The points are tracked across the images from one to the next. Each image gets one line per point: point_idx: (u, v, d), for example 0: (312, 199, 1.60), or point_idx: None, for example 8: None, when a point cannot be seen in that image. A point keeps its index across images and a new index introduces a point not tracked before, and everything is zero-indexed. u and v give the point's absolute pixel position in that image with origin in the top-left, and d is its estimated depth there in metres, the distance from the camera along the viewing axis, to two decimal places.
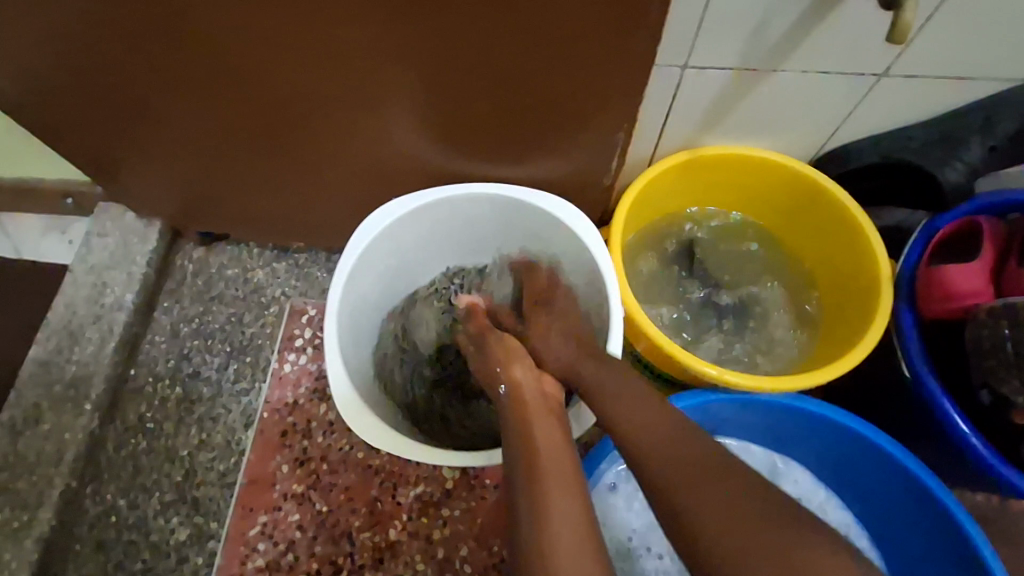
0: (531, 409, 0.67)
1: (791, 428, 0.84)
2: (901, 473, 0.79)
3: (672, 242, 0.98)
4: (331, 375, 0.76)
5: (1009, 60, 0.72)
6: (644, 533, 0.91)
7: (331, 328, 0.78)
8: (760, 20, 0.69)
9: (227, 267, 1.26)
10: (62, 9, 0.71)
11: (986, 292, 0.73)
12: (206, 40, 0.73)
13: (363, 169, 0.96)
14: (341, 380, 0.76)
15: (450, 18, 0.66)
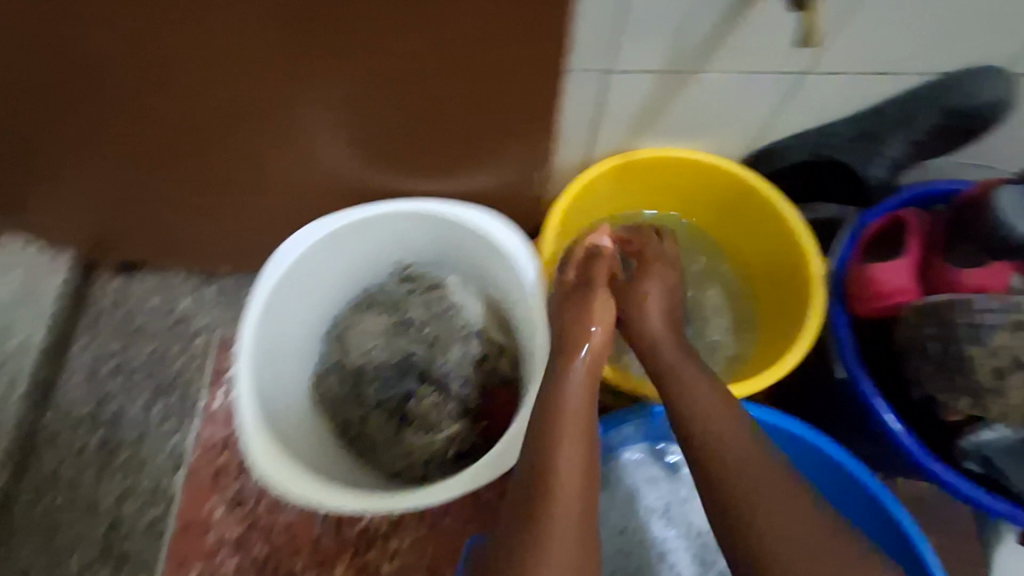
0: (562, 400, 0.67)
1: None
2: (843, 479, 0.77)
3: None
4: (242, 417, 0.71)
5: (935, 55, 0.70)
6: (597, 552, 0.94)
7: (243, 371, 0.73)
8: (679, 22, 0.64)
9: (148, 297, 1.17)
10: None
11: (912, 290, 0.73)
12: (82, 58, 0.66)
13: (282, 189, 0.89)
14: (254, 422, 0.71)
15: (348, 26, 0.60)
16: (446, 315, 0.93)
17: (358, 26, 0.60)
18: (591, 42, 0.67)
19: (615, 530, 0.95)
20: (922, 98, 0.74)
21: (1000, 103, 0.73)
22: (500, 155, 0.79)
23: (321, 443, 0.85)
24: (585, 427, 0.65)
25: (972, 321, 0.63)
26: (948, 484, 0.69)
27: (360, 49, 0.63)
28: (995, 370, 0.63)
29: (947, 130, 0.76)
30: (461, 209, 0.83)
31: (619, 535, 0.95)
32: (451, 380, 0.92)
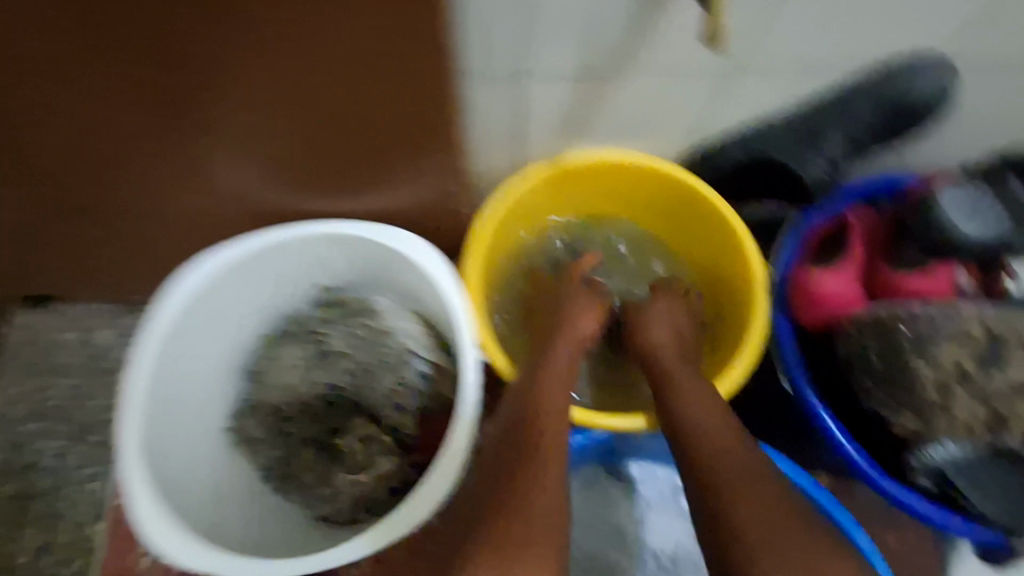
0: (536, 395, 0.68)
1: None
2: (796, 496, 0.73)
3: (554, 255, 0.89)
4: (126, 474, 0.65)
5: (875, 46, 0.64)
6: None
7: (129, 434, 0.67)
8: (586, 21, 0.59)
9: (63, 331, 1.08)
10: None
11: (855, 299, 0.69)
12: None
13: (182, 217, 0.81)
14: (139, 479, 0.65)
15: (202, 60, 0.53)
16: (374, 342, 0.84)
17: (210, 56, 0.52)
18: (482, 41, 0.61)
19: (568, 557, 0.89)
20: (861, 92, 0.69)
21: (942, 95, 0.68)
22: (414, 172, 0.70)
23: (234, 491, 0.79)
24: (552, 439, 0.63)
25: (916, 334, 0.62)
26: (900, 502, 0.65)
27: (214, 71, 0.54)
28: (939, 384, 0.62)
29: (883, 127, 0.73)
30: (375, 231, 0.76)
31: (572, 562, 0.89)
32: (385, 411, 0.84)
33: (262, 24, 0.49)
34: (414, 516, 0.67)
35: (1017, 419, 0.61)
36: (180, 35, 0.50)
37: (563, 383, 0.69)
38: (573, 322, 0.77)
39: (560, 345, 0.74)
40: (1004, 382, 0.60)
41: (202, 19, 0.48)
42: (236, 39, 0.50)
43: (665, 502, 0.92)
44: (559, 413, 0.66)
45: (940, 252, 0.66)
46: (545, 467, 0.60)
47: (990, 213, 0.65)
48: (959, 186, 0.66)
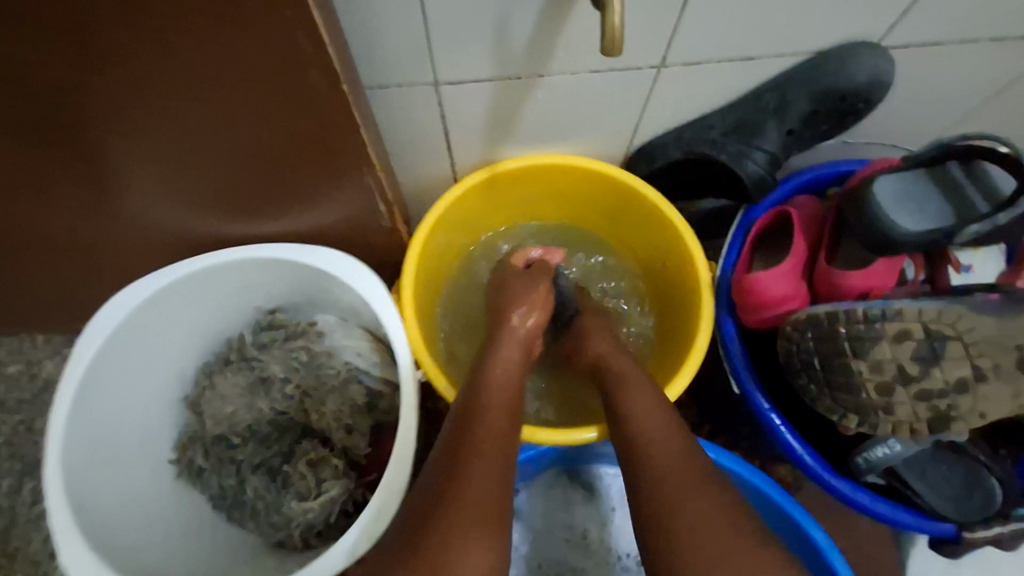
0: (478, 412, 0.60)
1: None
2: (752, 495, 0.72)
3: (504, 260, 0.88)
4: (51, 516, 0.63)
5: (798, 36, 0.61)
6: None
7: (52, 479, 0.65)
8: (493, 25, 0.56)
9: (5, 365, 1.05)
10: None
11: (800, 296, 0.67)
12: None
13: (103, 248, 0.77)
14: (65, 521, 0.63)
15: (78, 90, 0.50)
16: (314, 364, 0.81)
17: (85, 85, 0.49)
18: (386, 52, 0.59)
19: (532, 564, 0.88)
20: (793, 82, 0.67)
21: (880, 80, 0.65)
22: (333, 192, 0.67)
23: (178, 524, 0.76)
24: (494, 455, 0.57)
25: (854, 334, 0.56)
26: (852, 499, 0.64)
27: (94, 101, 0.51)
28: (880, 387, 0.56)
29: (823, 115, 0.70)
30: (306, 251, 0.74)
31: (537, 569, 0.87)
32: (333, 432, 0.81)
33: (132, 50, 0.46)
34: (357, 548, 0.63)
35: (960, 416, 0.55)
36: (48, 66, 0.47)
37: (504, 391, 0.63)
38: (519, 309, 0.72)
39: (506, 344, 0.68)
40: (944, 380, 0.54)
41: (68, 48, 0.45)
42: (109, 67, 0.47)
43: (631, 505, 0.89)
44: (499, 426, 0.60)
45: (881, 245, 0.62)
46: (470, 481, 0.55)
47: (930, 205, 0.63)
48: (899, 178, 0.64)
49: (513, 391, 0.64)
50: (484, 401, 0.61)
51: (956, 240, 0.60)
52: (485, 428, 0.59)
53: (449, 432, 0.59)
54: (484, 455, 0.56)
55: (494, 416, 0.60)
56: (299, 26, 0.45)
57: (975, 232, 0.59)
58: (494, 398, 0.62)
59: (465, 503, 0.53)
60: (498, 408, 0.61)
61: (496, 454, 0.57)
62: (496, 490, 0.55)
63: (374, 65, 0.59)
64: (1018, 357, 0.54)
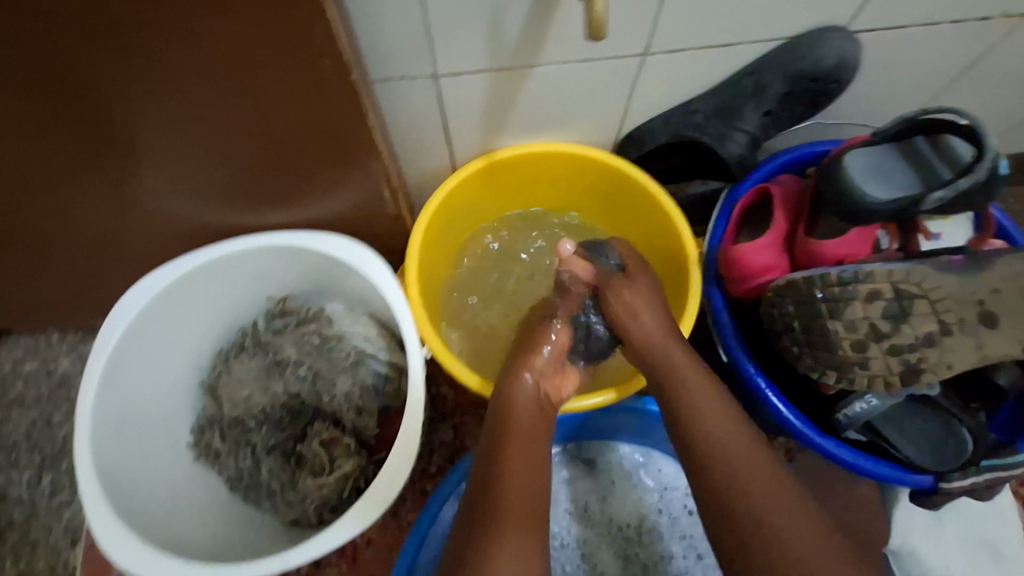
0: (503, 464, 0.61)
1: (628, 418, 0.89)
2: None
3: (503, 240, 0.94)
4: (82, 492, 0.67)
5: (769, 23, 0.66)
6: None
7: (82, 459, 0.69)
8: (487, 19, 0.61)
9: (22, 363, 1.09)
10: None
11: (781, 266, 0.71)
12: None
13: (121, 243, 0.82)
14: (96, 496, 0.67)
15: (109, 86, 0.54)
16: (326, 347, 0.86)
17: (116, 82, 0.53)
18: (388, 48, 0.63)
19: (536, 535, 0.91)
20: (768, 67, 0.72)
21: (847, 63, 0.70)
22: (343, 180, 0.72)
23: (197, 504, 0.80)
24: (531, 468, 0.62)
25: (830, 296, 0.60)
26: (835, 455, 0.68)
27: (124, 96, 0.55)
28: (855, 344, 0.60)
29: (797, 97, 0.75)
30: (313, 239, 0.78)
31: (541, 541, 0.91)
32: (344, 412, 0.85)
33: (161, 48, 0.50)
34: (369, 514, 0.67)
35: (929, 368, 0.59)
36: (84, 64, 0.51)
37: (529, 414, 0.66)
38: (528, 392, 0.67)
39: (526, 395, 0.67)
40: (914, 335, 0.59)
41: (103, 48, 0.50)
42: (139, 66, 0.52)
43: (629, 476, 0.94)
44: (522, 466, 0.61)
45: (852, 216, 0.67)
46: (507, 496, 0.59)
47: (897, 174, 0.68)
48: (868, 152, 0.68)
49: (535, 411, 0.67)
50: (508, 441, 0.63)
51: (922, 206, 0.64)
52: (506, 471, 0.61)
53: (478, 479, 0.62)
54: (506, 489, 0.59)
55: (521, 442, 0.63)
56: (315, 21, 0.50)
57: (939, 198, 0.63)
58: (520, 432, 0.64)
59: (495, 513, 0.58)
60: (524, 443, 0.63)
61: (513, 485, 0.60)
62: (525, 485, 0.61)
63: (377, 61, 0.64)
64: (980, 311, 0.59)
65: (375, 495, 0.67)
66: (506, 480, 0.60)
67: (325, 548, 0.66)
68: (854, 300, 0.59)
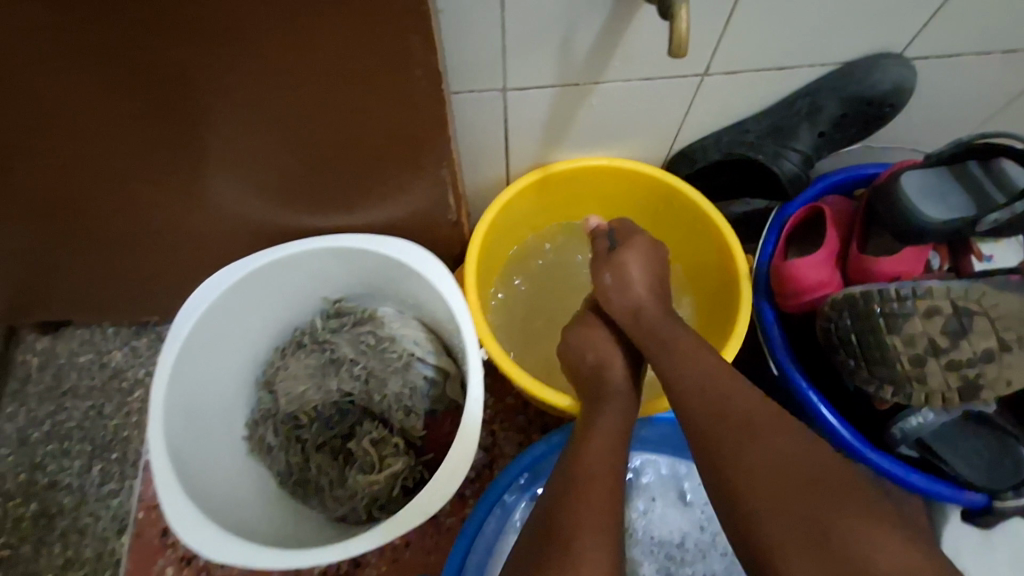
0: (583, 459, 0.62)
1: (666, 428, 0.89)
2: None
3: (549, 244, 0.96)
4: (155, 470, 0.69)
5: (826, 47, 0.69)
6: None
7: (154, 439, 0.71)
8: (562, 37, 0.64)
9: (78, 355, 1.13)
10: None
11: (833, 282, 0.73)
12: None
13: (190, 238, 0.85)
14: (168, 474, 0.69)
15: (213, 86, 0.58)
16: (379, 348, 0.88)
17: (222, 81, 0.57)
18: (466, 62, 0.67)
19: None
20: (822, 90, 0.74)
21: (902, 88, 0.73)
22: (410, 185, 0.75)
23: (250, 496, 0.81)
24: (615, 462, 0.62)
25: (888, 311, 0.61)
26: (888, 471, 0.68)
27: (221, 92, 0.59)
28: (913, 358, 0.61)
29: (851, 120, 0.77)
30: (379, 242, 0.81)
31: None
32: (393, 413, 0.87)
33: (269, 50, 0.54)
34: (431, 506, 0.68)
35: (988, 384, 0.60)
36: (194, 61, 0.55)
37: (615, 426, 0.66)
38: (606, 411, 0.68)
39: (605, 417, 0.67)
40: (972, 351, 0.60)
41: (217, 49, 0.54)
42: (246, 67, 0.56)
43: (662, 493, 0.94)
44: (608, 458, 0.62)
45: (905, 234, 0.69)
46: (566, 488, 0.60)
47: (952, 196, 0.69)
48: (922, 175, 0.70)
49: (621, 425, 0.67)
50: (591, 443, 0.64)
51: (978, 227, 0.66)
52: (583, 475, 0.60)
53: None
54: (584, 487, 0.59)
55: (597, 441, 0.64)
56: (414, 33, 0.54)
57: (995, 220, 0.66)
58: (608, 439, 0.64)
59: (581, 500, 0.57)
60: (605, 442, 0.64)
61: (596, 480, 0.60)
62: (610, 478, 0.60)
63: (452, 75, 0.68)
64: None
65: (440, 488, 0.68)
66: (589, 478, 0.60)
67: (385, 539, 0.67)
68: (914, 316, 0.61)
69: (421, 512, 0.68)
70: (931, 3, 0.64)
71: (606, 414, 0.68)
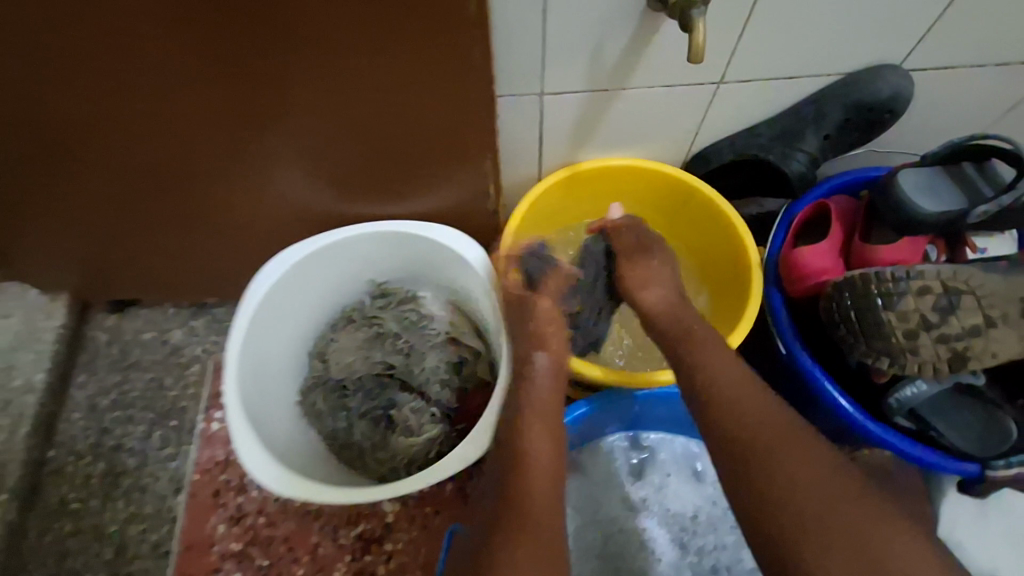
0: (520, 443, 0.72)
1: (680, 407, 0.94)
2: None
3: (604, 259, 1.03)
4: (231, 416, 0.78)
5: (829, 58, 0.78)
6: (594, 544, 0.97)
7: (230, 389, 0.80)
8: (597, 47, 0.74)
9: (142, 331, 1.24)
10: None
11: (836, 270, 0.80)
12: (51, 110, 0.72)
13: (256, 221, 0.96)
14: (242, 420, 0.78)
15: (301, 84, 0.68)
16: (419, 326, 0.99)
17: (308, 80, 0.68)
18: (514, 68, 0.77)
19: (610, 528, 0.98)
20: (827, 98, 0.83)
21: (900, 96, 0.81)
22: (456, 176, 0.85)
23: (302, 453, 0.90)
24: (553, 446, 0.72)
25: (884, 290, 0.69)
26: (886, 442, 0.75)
27: (306, 89, 0.69)
28: (906, 332, 0.68)
29: (854, 126, 0.85)
30: (425, 228, 0.91)
31: (614, 533, 0.97)
32: (431, 385, 0.96)
33: (352, 55, 0.65)
34: (470, 453, 0.76)
35: (975, 355, 0.67)
36: (288, 64, 0.65)
37: (540, 407, 0.75)
38: (539, 385, 0.77)
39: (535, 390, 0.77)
40: (961, 326, 0.67)
41: (309, 53, 0.64)
42: (330, 69, 0.66)
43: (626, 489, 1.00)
44: (544, 449, 0.72)
45: (903, 225, 0.76)
46: None
47: (949, 191, 0.76)
48: (921, 172, 0.77)
49: (546, 401, 0.77)
50: (525, 429, 0.73)
51: (969, 219, 0.74)
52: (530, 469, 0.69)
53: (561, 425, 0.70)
54: (530, 484, 0.68)
55: None
56: (475, 41, 0.64)
57: (985, 211, 0.73)
58: (537, 421, 0.74)
59: (531, 491, 0.67)
60: (540, 428, 0.73)
61: (542, 473, 0.69)
62: (550, 463, 0.71)
63: (498, 81, 0.77)
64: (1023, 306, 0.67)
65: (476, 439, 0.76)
66: (534, 470, 0.69)
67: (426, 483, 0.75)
68: (908, 295, 0.67)
69: (461, 459, 0.76)
70: (924, 21, 0.73)
71: (536, 389, 0.77)
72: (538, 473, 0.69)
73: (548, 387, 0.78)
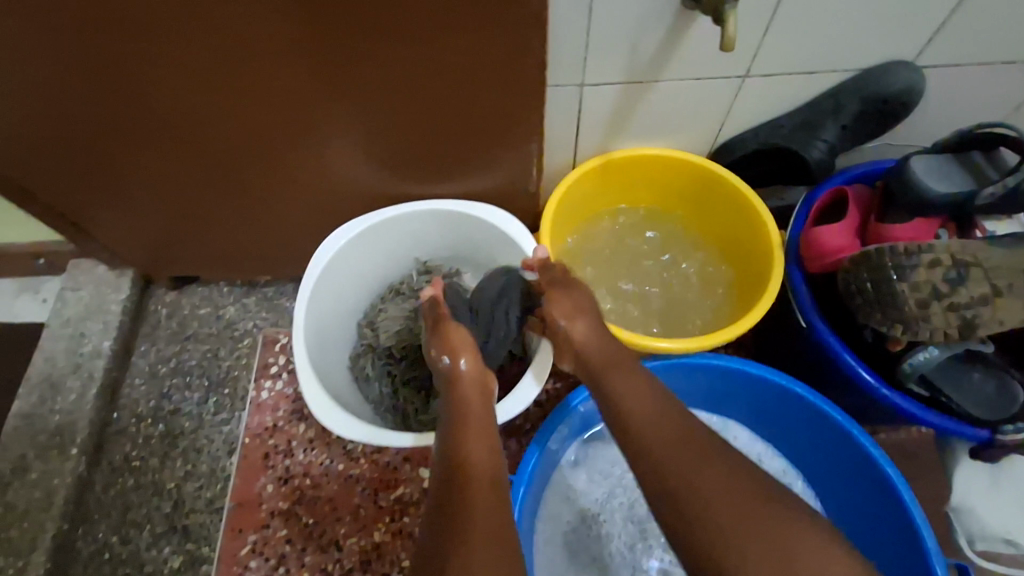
0: (462, 444, 0.71)
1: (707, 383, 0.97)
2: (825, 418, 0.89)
3: (644, 257, 1.10)
4: (299, 370, 0.86)
5: (847, 54, 0.85)
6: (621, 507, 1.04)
7: (297, 346, 0.89)
8: (637, 40, 0.82)
9: (199, 307, 1.34)
10: (36, 103, 0.82)
11: (853, 247, 0.86)
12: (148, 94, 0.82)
13: (315, 200, 1.05)
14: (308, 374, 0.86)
15: (373, 71, 0.77)
16: None
17: (379, 68, 0.77)
18: (560, 59, 0.85)
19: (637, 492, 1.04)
20: (846, 91, 0.90)
21: (913, 88, 0.87)
22: (501, 159, 0.93)
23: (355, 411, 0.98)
24: (490, 447, 0.71)
25: (898, 262, 0.75)
26: (904, 408, 0.80)
27: (376, 76, 0.78)
28: (919, 301, 0.74)
29: (870, 118, 0.92)
30: (470, 207, 0.99)
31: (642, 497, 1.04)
32: None
33: (421, 46, 0.73)
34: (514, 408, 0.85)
35: (983, 323, 0.74)
36: (363, 52, 0.74)
37: (478, 417, 0.75)
38: (468, 394, 0.78)
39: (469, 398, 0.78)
40: (970, 295, 0.73)
41: (384, 44, 0.73)
42: (401, 58, 0.75)
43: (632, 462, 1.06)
44: (483, 448, 0.71)
45: (917, 207, 0.83)
46: (622, 394, 0.75)
47: (955, 175, 0.83)
48: (929, 159, 0.84)
49: (483, 414, 0.76)
50: (464, 432, 0.73)
51: (977, 201, 0.80)
52: (472, 470, 0.68)
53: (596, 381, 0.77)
54: (469, 480, 0.67)
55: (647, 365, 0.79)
56: (531, 31, 0.72)
57: (991, 194, 0.78)
58: (470, 424, 0.74)
59: (476, 479, 0.67)
60: (476, 431, 0.73)
61: (482, 468, 0.68)
62: (489, 462, 0.69)
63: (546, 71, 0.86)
64: None
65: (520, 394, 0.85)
66: (476, 472, 0.67)
67: None
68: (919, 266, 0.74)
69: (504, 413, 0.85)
70: (934, 20, 0.81)
71: (465, 396, 0.78)
72: (480, 473, 0.67)
73: (475, 400, 0.78)
